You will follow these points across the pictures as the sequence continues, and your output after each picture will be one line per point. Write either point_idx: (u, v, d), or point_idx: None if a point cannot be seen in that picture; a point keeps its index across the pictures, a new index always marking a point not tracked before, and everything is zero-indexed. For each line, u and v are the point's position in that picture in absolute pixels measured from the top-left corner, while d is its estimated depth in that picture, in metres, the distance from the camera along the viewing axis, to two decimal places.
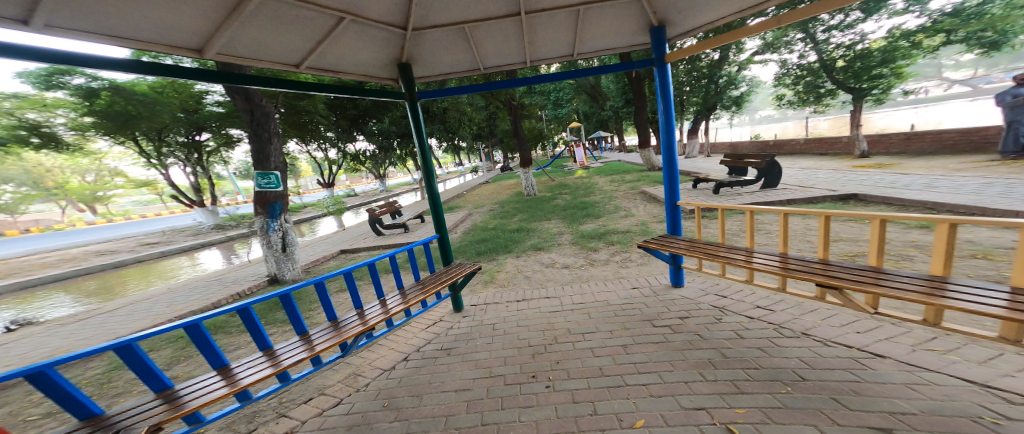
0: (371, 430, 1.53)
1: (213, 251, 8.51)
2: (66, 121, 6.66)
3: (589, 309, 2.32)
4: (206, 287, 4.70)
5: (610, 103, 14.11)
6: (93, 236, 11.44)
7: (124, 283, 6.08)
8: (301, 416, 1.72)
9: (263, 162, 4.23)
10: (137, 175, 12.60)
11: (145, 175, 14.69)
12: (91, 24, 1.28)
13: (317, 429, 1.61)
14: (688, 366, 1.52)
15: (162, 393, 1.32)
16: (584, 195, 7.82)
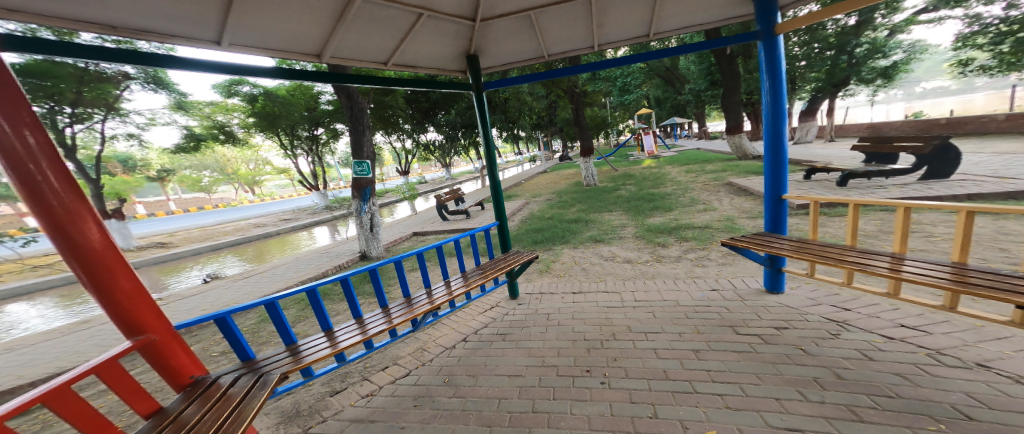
0: (433, 403, 1.68)
1: (323, 228, 10.16)
2: (239, 121, 9.63)
3: (653, 307, 2.19)
4: (318, 259, 5.60)
5: (688, 85, 12.60)
6: (248, 212, 14.58)
7: (270, 251, 7.64)
8: (379, 382, 1.96)
9: (357, 153, 4.87)
10: (280, 164, 16.72)
11: (282, 163, 18.35)
12: (251, 34, 1.63)
13: (391, 395, 1.82)
14: (782, 382, 1.34)
15: (288, 347, 1.64)
16: (655, 185, 7.32)
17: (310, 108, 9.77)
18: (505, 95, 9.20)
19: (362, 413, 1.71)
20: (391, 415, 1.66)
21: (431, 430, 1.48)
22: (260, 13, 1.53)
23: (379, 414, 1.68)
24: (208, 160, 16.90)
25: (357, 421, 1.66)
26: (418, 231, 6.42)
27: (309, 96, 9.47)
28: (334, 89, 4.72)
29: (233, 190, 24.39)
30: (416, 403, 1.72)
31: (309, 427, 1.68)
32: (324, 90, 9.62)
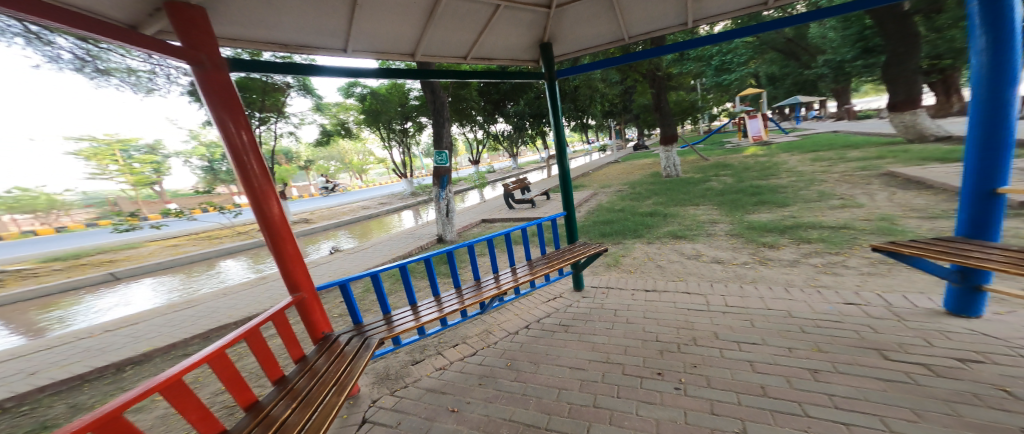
0: (495, 383, 1.78)
1: (409, 212, 11.43)
2: (353, 118, 11.73)
3: (750, 316, 1.93)
4: (407, 239, 6.54)
5: (829, 56, 10.32)
6: (355, 196, 17.20)
7: (370, 231, 8.96)
8: (450, 357, 2.15)
9: (438, 143, 5.31)
10: (378, 155, 19.16)
11: (382, 154, 21.13)
12: (364, 38, 1.89)
13: (459, 371, 1.98)
14: (955, 425, 1.05)
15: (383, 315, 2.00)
16: (756, 176, 6.35)
17: (403, 104, 10.87)
18: (576, 83, 9.04)
19: (435, 385, 1.89)
20: (459, 390, 1.80)
21: (494, 409, 1.57)
22: (367, 21, 1.75)
23: (449, 388, 1.83)
24: (332, 151, 20.60)
25: (431, 391, 1.85)
26: (487, 218, 6.76)
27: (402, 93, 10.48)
28: (421, 85, 5.23)
29: (345, 178, 29.23)
30: (480, 382, 1.83)
31: (394, 390, 1.92)
32: (414, 87, 10.61)
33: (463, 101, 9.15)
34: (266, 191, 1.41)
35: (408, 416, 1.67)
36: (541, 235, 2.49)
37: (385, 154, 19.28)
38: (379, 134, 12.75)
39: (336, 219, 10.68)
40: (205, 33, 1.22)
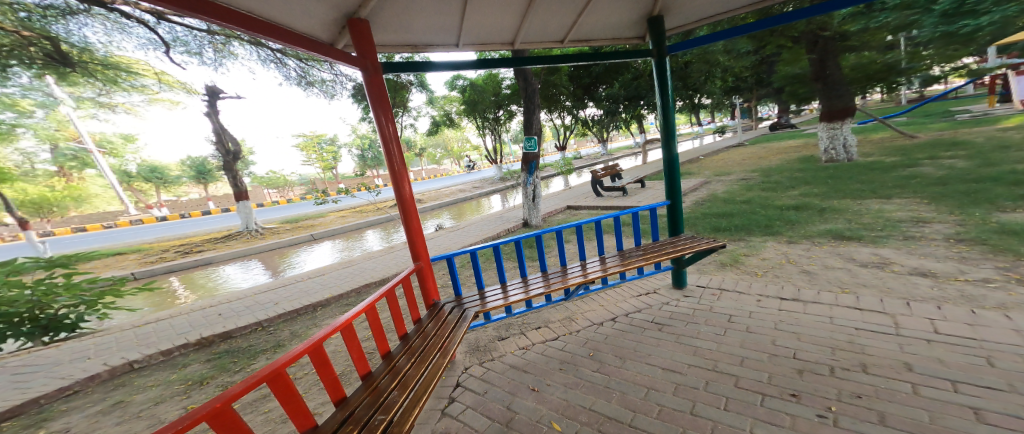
0: (576, 371, 1.79)
1: (496, 197, 12.19)
2: (456, 109, 13.42)
3: (976, 350, 1.40)
4: (498, 221, 7.08)
5: None
6: (452, 181, 19.17)
7: (463, 213, 9.97)
8: (533, 339, 2.26)
9: (529, 128, 5.46)
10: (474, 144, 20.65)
11: (478, 142, 22.70)
12: (471, 30, 2.18)
13: (541, 353, 2.06)
14: None
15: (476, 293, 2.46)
16: (970, 164, 4.62)
17: (495, 94, 11.47)
18: (690, 58, 8.22)
19: (518, 362, 2.02)
20: (541, 372, 1.87)
21: (573, 395, 1.60)
22: (471, 18, 2.01)
23: (531, 367, 1.94)
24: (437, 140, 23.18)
25: (514, 367, 1.98)
26: (573, 204, 6.75)
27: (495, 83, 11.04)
28: (515, 73, 5.43)
29: (450, 166, 32.93)
30: (561, 366, 1.88)
31: (481, 361, 2.12)
32: (507, 75, 11.02)
33: (552, 87, 9.18)
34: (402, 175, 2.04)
35: (492, 387, 1.82)
36: (637, 224, 2.35)
37: (483, 144, 20.81)
38: (475, 124, 13.75)
39: (437, 201, 12.14)
40: (367, 40, 1.77)
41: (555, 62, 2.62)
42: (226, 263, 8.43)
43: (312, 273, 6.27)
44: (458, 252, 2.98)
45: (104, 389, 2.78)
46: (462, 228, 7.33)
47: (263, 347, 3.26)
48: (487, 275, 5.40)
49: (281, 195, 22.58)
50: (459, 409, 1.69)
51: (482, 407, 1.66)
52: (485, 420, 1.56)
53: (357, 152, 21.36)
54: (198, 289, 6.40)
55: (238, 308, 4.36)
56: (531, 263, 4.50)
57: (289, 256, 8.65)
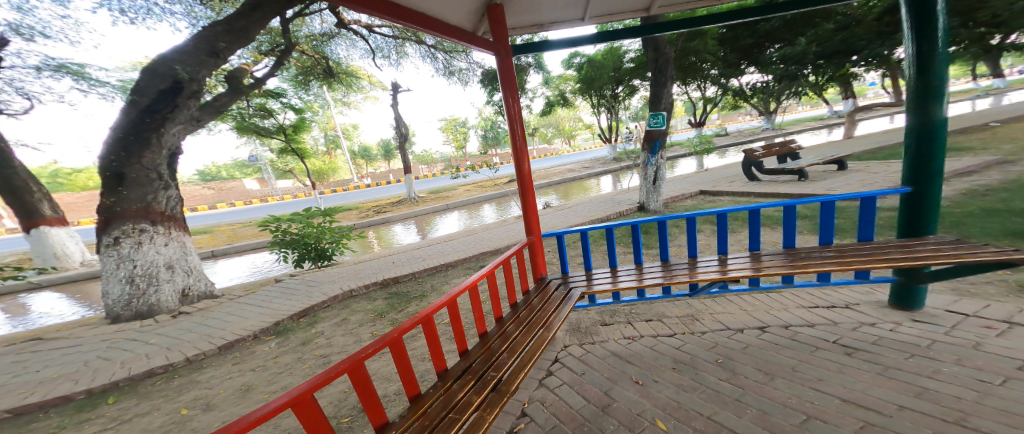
0: (696, 373, 1.70)
1: (609, 177, 11.68)
2: (571, 88, 13.30)
3: None
4: (611, 203, 6.79)
5: None
6: (565, 160, 19.28)
7: (572, 193, 9.99)
8: (641, 330, 2.27)
9: (655, 104, 4.85)
10: (589, 122, 20.09)
11: (591, 120, 21.90)
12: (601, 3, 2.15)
13: (652, 347, 2.05)
14: None
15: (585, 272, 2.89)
16: None
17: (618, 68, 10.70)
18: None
19: (624, 351, 2.06)
20: (650, 367, 1.85)
21: (686, 397, 1.54)
22: None
23: (637, 358, 1.95)
24: (551, 121, 23.52)
25: (617, 355, 2.04)
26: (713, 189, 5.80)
27: (618, 57, 10.23)
28: (642, 43, 4.86)
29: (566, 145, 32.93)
30: (674, 366, 1.82)
31: (582, 342, 2.26)
32: (631, 47, 9.99)
33: (691, 55, 7.96)
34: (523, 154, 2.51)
35: (592, 369, 1.93)
36: (834, 218, 1.90)
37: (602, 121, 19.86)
38: (591, 102, 13.27)
39: (549, 179, 12.49)
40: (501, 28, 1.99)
41: (721, 24, 2.23)
42: (395, 223, 11.16)
43: (446, 238, 7.57)
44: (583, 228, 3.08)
45: (333, 307, 4.37)
46: (574, 207, 7.37)
47: (414, 294, 4.40)
48: (600, 256, 5.37)
49: (428, 169, 27.77)
50: (556, 383, 1.87)
51: (579, 387, 1.78)
52: (583, 400, 1.67)
53: (482, 133, 23.86)
54: (380, 243, 8.80)
55: (401, 259, 6.01)
56: (650, 250, 4.21)
57: (431, 222, 10.63)
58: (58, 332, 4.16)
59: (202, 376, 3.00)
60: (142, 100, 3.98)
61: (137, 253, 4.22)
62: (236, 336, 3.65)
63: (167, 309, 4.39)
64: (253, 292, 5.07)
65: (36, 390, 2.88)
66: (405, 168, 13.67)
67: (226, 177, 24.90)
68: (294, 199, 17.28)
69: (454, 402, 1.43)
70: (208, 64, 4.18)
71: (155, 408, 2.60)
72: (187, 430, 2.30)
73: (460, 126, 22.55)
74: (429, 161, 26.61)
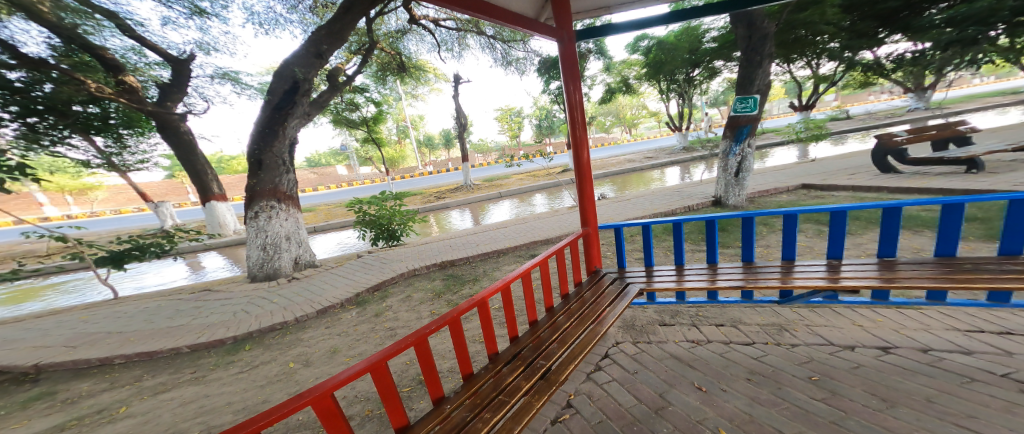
0: (779, 387, 1.62)
1: (677, 168, 10.82)
2: (637, 74, 12.48)
3: None
4: (675, 197, 6.27)
5: None
6: (626, 150, 18.29)
7: (632, 184, 9.49)
8: (710, 335, 2.25)
9: (746, 87, 4.27)
10: (655, 108, 18.66)
11: (658, 107, 20.32)
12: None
13: (722, 353, 2.02)
14: None
15: (645, 269, 2.90)
16: None
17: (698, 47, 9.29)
18: None
19: (686, 356, 2.04)
20: (717, 375, 1.81)
21: (757, 410, 1.48)
22: None
23: (702, 365, 1.93)
24: (612, 108, 22.39)
25: (677, 358, 2.05)
26: (821, 183, 5.04)
27: (695, 36, 9.16)
28: (732, 18, 4.29)
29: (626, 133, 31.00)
30: (748, 376, 1.75)
31: (636, 341, 2.31)
32: (714, 25, 8.90)
33: (799, 28, 6.81)
34: (582, 141, 2.74)
35: (646, 369, 1.98)
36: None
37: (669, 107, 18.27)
38: (660, 87, 12.37)
39: (606, 169, 11.95)
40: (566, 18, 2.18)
41: None
42: (452, 209, 11.76)
43: (498, 225, 7.75)
44: (647, 222, 2.99)
45: (399, 283, 4.88)
46: (633, 200, 6.97)
47: (467, 277, 4.77)
48: (663, 251, 5.04)
49: (483, 158, 28.51)
50: (605, 378, 1.96)
51: (631, 385, 1.84)
52: (634, 399, 1.72)
53: (538, 122, 23.76)
54: (437, 227, 9.36)
55: (457, 244, 6.34)
56: (728, 249, 3.79)
57: (484, 209, 10.98)
58: (218, 286, 5.43)
59: (304, 334, 3.65)
60: (273, 100, 4.93)
61: (269, 225, 5.33)
62: (326, 303, 4.30)
63: (285, 273, 5.53)
64: (341, 264, 5.97)
65: (203, 332, 3.80)
66: (462, 156, 14.21)
67: (316, 164, 28.76)
68: (367, 185, 19.23)
69: (504, 385, 1.63)
70: (316, 65, 4.99)
71: (273, 358, 3.22)
72: (295, 379, 2.82)
73: (515, 116, 22.76)
74: (484, 150, 27.28)
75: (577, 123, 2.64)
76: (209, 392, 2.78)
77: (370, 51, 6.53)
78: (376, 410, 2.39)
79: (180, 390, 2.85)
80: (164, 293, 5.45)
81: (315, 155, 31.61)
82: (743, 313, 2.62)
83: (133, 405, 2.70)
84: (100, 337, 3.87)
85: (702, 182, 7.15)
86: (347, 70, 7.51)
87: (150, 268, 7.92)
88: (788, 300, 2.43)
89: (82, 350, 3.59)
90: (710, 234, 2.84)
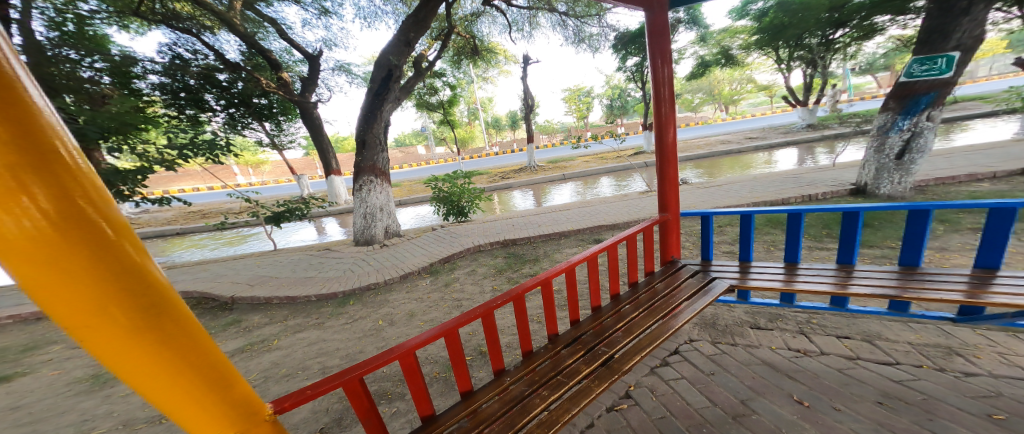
0: (932, 416, 1.44)
1: (791, 151, 9.13)
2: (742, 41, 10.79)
3: None
4: (783, 183, 5.32)
5: None
6: (718, 131, 16.05)
7: (726, 168, 8.33)
8: (824, 348, 2.00)
9: (934, 43, 3.27)
10: (765, 82, 15.82)
11: (769, 79, 17.15)
12: None
13: (837, 368, 1.82)
14: None
15: (741, 264, 2.55)
16: None
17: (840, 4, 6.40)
18: None
19: (783, 365, 1.90)
20: (826, 390, 1.67)
21: None
22: None
23: (805, 377, 1.78)
24: (704, 83, 19.69)
25: (770, 366, 1.92)
26: None
27: None
28: None
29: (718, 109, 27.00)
30: (879, 400, 1.57)
31: (717, 341, 2.23)
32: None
33: None
34: (669, 118, 2.55)
35: (726, 372, 1.92)
36: None
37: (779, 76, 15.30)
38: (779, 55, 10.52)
39: (692, 151, 10.71)
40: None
41: None
42: (515, 190, 11.90)
43: (561, 207, 7.62)
44: (750, 211, 2.59)
45: (466, 257, 5.23)
46: (722, 187, 6.13)
47: (529, 257, 4.89)
48: (761, 245, 4.36)
49: (550, 139, 27.99)
50: (673, 375, 1.97)
51: (704, 387, 1.83)
52: (707, 401, 1.73)
53: (609, 102, 22.34)
54: (500, 206, 9.60)
55: (521, 223, 6.46)
56: (873, 250, 3.11)
57: (547, 191, 10.89)
58: (335, 247, 6.51)
59: (394, 295, 4.17)
60: (374, 87, 5.57)
61: (369, 197, 6.12)
62: (407, 269, 4.82)
63: (377, 240, 6.32)
64: (420, 235, 6.58)
65: (324, 284, 4.62)
66: (528, 137, 14.13)
67: (399, 145, 31.69)
68: (441, 164, 20.54)
69: (563, 366, 1.72)
70: (406, 53, 5.45)
71: (367, 314, 3.77)
72: (382, 335, 3.28)
73: (584, 95, 21.72)
74: (550, 131, 26.81)
75: (663, 101, 2.51)
76: (325, 336, 3.40)
77: (448, 36, 6.68)
78: (443, 373, 2.68)
79: (307, 332, 3.54)
80: (297, 249, 6.76)
81: (399, 136, 34.84)
82: (883, 326, 2.16)
83: (280, 339, 3.45)
84: (263, 279, 5.01)
85: (830, 166, 5.92)
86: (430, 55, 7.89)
87: (290, 228, 9.83)
88: (970, 320, 1.89)
89: (252, 289, 4.71)
90: (848, 230, 2.32)
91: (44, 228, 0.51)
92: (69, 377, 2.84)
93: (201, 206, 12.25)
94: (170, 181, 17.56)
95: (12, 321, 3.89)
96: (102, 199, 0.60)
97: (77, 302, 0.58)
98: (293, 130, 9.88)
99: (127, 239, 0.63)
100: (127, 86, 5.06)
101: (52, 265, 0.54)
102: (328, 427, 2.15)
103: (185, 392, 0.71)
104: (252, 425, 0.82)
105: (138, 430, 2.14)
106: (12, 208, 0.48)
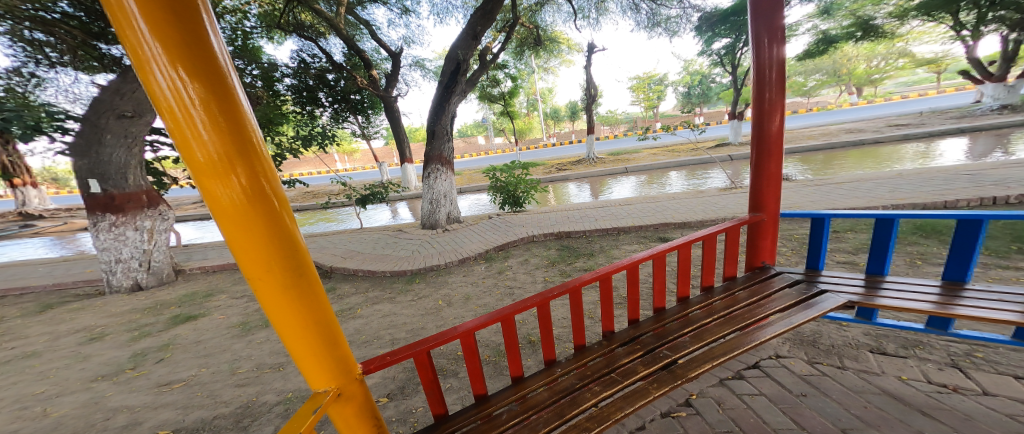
0: None
1: (958, 143, 7.22)
2: (890, 9, 9.03)
3: None
4: (947, 183, 4.28)
5: None
6: (834, 120, 13.58)
7: (847, 163, 7.02)
8: (983, 388, 1.58)
9: None
10: (922, 55, 12.66)
11: (927, 52, 13.66)
12: None
13: (1003, 412, 1.43)
14: None
15: (867, 278, 2.02)
16: None
17: None
18: None
19: (914, 400, 1.55)
20: None
21: None
22: None
23: (947, 415, 1.44)
24: (824, 63, 16.60)
25: (892, 397, 1.60)
26: None
27: None
28: None
29: (838, 88, 22.68)
30: None
31: (815, 361, 1.93)
32: None
33: None
34: (777, 105, 2.16)
35: (824, 397, 1.66)
36: None
37: (947, 46, 12.13)
38: (955, 17, 8.61)
39: (802, 143, 9.23)
40: None
41: None
42: (572, 181, 11.70)
43: (622, 202, 7.25)
44: (893, 214, 2.00)
45: (520, 246, 5.33)
46: (838, 185, 5.17)
47: (583, 251, 4.79)
48: (897, 257, 3.60)
49: (612, 131, 26.59)
50: (748, 391, 1.78)
51: (790, 408, 1.62)
52: (792, 423, 1.53)
53: (685, 90, 20.47)
54: (556, 199, 9.49)
55: (577, 217, 6.31)
56: None
57: (606, 184, 10.52)
58: (406, 229, 7.12)
59: (454, 278, 4.44)
60: (444, 80, 5.87)
61: (436, 183, 6.53)
62: (465, 255, 5.07)
63: (440, 225, 6.73)
64: (478, 223, 6.85)
65: (398, 263, 5.10)
66: (588, 129, 13.62)
67: (461, 136, 32.88)
68: (502, 154, 20.94)
69: (618, 365, 1.62)
70: (473, 46, 5.67)
71: (429, 294, 4.07)
72: (442, 315, 3.51)
73: (655, 84, 20.23)
74: (613, 122, 25.52)
75: (769, 83, 2.12)
76: (395, 310, 3.76)
77: (513, 26, 6.59)
78: (493, 357, 2.77)
79: (381, 305, 3.96)
80: (377, 229, 7.53)
81: (462, 127, 36.27)
82: None
83: (362, 309, 3.92)
84: (353, 254, 5.71)
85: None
86: (495, 47, 8.02)
87: (372, 210, 11.02)
88: None
89: (345, 261, 5.42)
90: None
91: (241, 199, 0.72)
92: (228, 322, 3.58)
93: (311, 188, 14.38)
94: (293, 166, 21.15)
95: (199, 271, 5.00)
96: (272, 178, 0.78)
97: (253, 255, 0.78)
98: (378, 122, 10.96)
99: (286, 211, 0.82)
100: (273, 87, 6.03)
101: (244, 230, 0.76)
102: (393, 394, 2.37)
103: (308, 342, 0.91)
104: (347, 382, 1.00)
105: (266, 373, 2.61)
106: (228, 182, 0.70)
